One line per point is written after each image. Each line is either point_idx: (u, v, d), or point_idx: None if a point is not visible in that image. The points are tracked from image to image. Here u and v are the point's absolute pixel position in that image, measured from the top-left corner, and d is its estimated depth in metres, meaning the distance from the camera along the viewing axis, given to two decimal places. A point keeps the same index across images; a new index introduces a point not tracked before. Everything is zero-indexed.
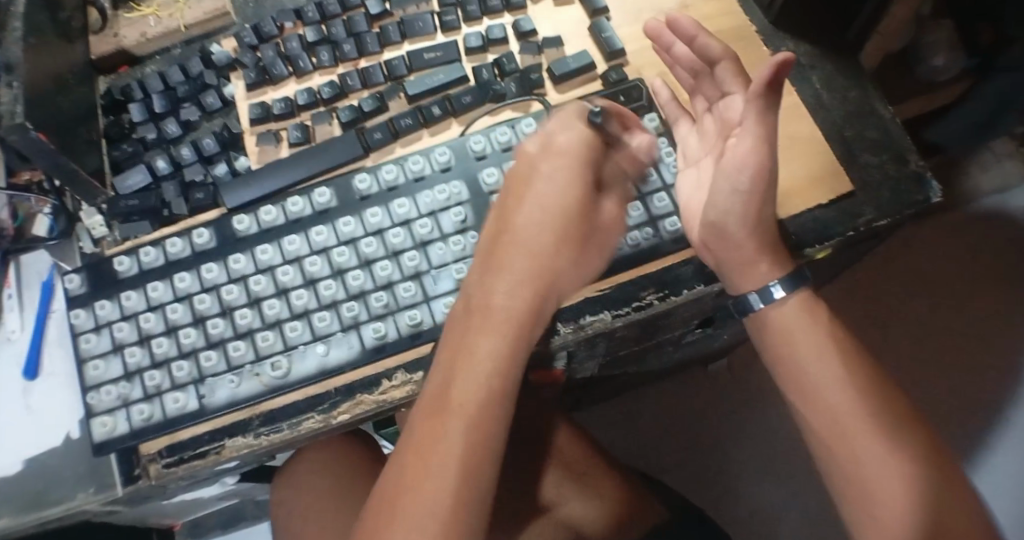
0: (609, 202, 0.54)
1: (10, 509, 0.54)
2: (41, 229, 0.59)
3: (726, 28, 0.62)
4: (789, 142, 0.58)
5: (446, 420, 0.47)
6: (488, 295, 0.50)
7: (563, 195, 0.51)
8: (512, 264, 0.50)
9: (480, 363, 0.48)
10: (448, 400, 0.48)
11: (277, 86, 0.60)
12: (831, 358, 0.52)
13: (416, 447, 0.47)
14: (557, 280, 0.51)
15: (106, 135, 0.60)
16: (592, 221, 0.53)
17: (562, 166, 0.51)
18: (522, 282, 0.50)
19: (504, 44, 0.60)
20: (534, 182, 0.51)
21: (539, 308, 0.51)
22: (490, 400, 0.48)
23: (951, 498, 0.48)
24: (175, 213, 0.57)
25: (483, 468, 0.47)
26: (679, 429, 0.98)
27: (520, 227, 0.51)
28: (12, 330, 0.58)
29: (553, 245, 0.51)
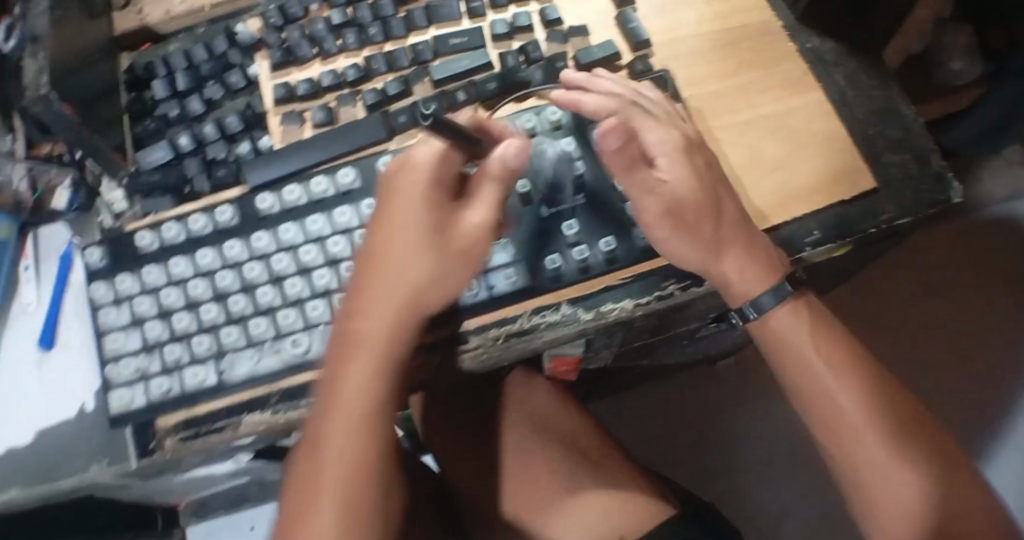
0: (477, 212, 0.48)
1: (24, 481, 0.55)
2: (60, 202, 0.59)
3: (750, 24, 0.61)
4: (811, 138, 0.58)
5: (319, 451, 0.46)
6: (355, 327, 0.47)
7: (414, 215, 0.47)
8: (375, 291, 0.47)
9: (348, 394, 0.46)
10: (322, 426, 0.46)
11: (301, 67, 0.60)
12: (823, 372, 0.53)
13: (298, 481, 0.47)
14: (424, 303, 0.48)
15: (129, 111, 0.59)
16: (453, 233, 0.48)
17: (412, 187, 0.47)
18: (383, 306, 0.47)
19: (529, 32, 0.59)
20: (390, 206, 0.47)
21: (399, 334, 0.47)
22: (361, 426, 0.46)
23: (952, 497, 0.50)
24: (196, 189, 0.57)
25: (366, 491, 0.46)
26: (687, 429, 0.98)
27: (380, 250, 0.47)
28: (29, 302, 0.58)
29: (413, 265, 0.47)
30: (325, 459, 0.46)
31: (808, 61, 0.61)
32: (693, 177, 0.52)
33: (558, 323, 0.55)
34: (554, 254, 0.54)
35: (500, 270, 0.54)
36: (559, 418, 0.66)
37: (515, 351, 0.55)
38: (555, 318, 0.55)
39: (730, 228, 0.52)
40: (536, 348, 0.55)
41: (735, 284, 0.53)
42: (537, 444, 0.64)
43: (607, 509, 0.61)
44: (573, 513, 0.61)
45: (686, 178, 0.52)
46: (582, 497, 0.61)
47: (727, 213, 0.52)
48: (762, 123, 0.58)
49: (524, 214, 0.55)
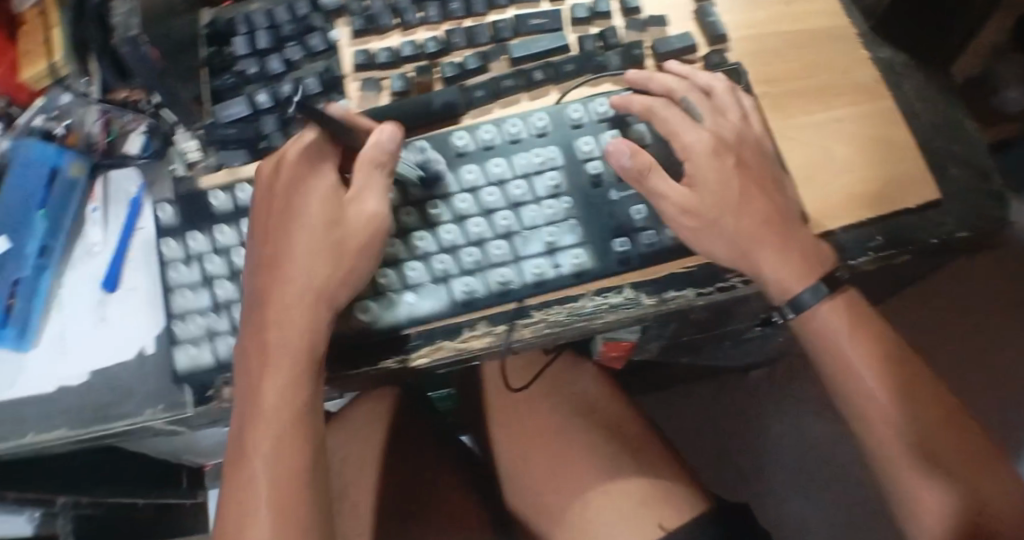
0: (368, 203, 0.51)
1: (73, 419, 0.55)
2: (134, 147, 0.61)
3: (829, 27, 0.61)
4: (880, 143, 0.58)
5: (248, 461, 0.47)
6: (264, 331, 0.49)
7: (315, 220, 0.51)
8: (282, 299, 0.49)
9: (267, 394, 0.47)
10: (249, 433, 0.47)
11: (381, 36, 0.60)
12: (861, 373, 0.52)
13: (232, 481, 0.47)
14: (330, 297, 0.50)
15: (208, 65, 0.59)
16: (345, 228, 0.51)
17: (291, 185, 0.51)
18: (290, 313, 0.49)
19: (608, 18, 0.60)
20: (284, 216, 0.50)
21: (308, 328, 0.49)
22: (286, 430, 0.47)
23: (988, 500, 0.50)
24: (271, 146, 0.57)
25: (302, 490, 0.47)
26: (710, 434, 1.00)
27: (281, 259, 0.50)
28: (95, 243, 0.59)
29: (313, 267, 0.50)
30: (255, 469, 0.47)
31: (879, 69, 0.61)
32: (717, 177, 0.54)
33: (620, 306, 0.55)
34: (623, 237, 0.55)
35: (568, 250, 0.54)
36: (605, 404, 0.68)
37: (576, 328, 0.55)
38: (618, 301, 0.55)
39: (758, 227, 0.53)
40: (594, 328, 0.56)
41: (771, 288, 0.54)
42: (578, 428, 0.65)
43: (646, 497, 0.61)
44: (605, 499, 0.62)
45: (709, 177, 0.54)
46: (621, 484, 0.62)
47: (756, 212, 0.54)
48: (832, 125, 0.59)
49: (593, 197, 0.55)
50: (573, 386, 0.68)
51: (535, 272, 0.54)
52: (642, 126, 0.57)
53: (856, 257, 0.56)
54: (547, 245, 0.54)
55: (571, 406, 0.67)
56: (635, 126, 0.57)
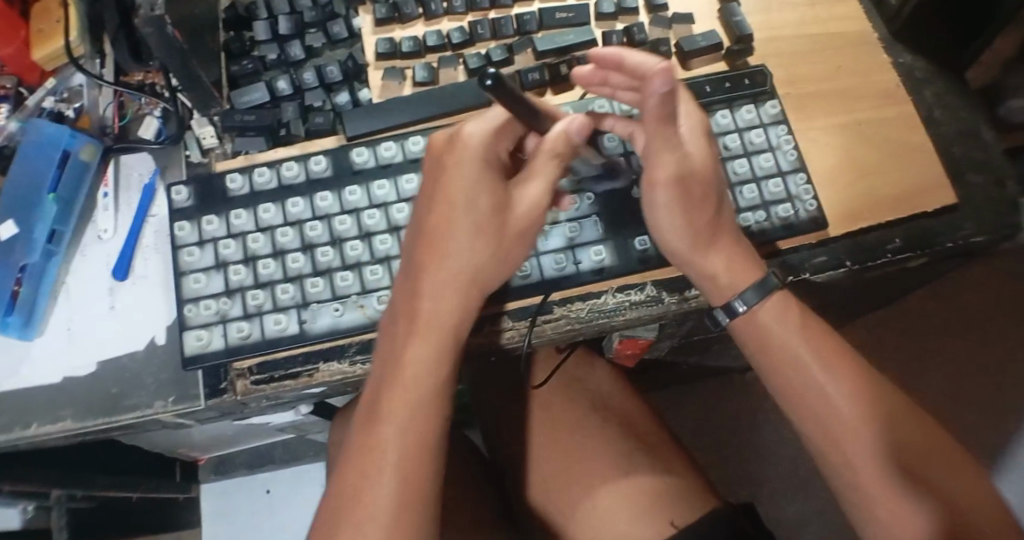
0: (534, 186, 0.48)
1: (80, 410, 0.53)
2: (149, 131, 0.59)
3: (848, 32, 0.63)
4: (898, 147, 0.59)
5: (379, 426, 0.46)
6: (418, 305, 0.47)
7: (484, 199, 0.47)
8: (439, 274, 0.47)
9: (413, 369, 0.47)
10: (383, 406, 0.46)
11: (405, 26, 0.60)
12: (807, 364, 0.53)
13: (354, 452, 0.46)
14: (485, 277, 0.48)
15: (227, 49, 0.58)
16: (511, 212, 0.48)
17: (466, 156, 0.47)
18: (448, 288, 0.47)
19: (634, 15, 0.60)
20: (449, 185, 0.47)
21: (463, 306, 0.48)
22: (423, 401, 0.47)
23: (938, 474, 0.51)
24: (292, 134, 0.57)
25: (427, 465, 0.46)
26: (710, 434, 1.01)
27: (441, 231, 0.47)
28: (106, 229, 0.58)
29: (475, 246, 0.47)
30: (385, 438, 0.46)
31: (900, 75, 0.62)
32: (711, 158, 0.51)
33: (640, 303, 0.54)
34: (644, 235, 0.54)
35: (589, 247, 0.54)
36: (624, 403, 0.69)
37: (597, 325, 0.54)
38: (639, 297, 0.55)
39: (727, 219, 0.52)
40: (615, 327, 0.55)
41: (723, 279, 0.52)
42: (598, 423, 0.66)
43: (658, 489, 0.62)
44: (614, 491, 0.62)
45: (703, 157, 0.51)
46: (636, 480, 0.62)
47: (726, 204, 0.52)
48: (851, 129, 0.60)
49: (615, 193, 0.55)
50: (600, 387, 0.69)
51: (555, 267, 0.54)
52: None
53: (879, 254, 0.56)
54: (568, 240, 0.54)
55: (587, 402, 0.67)
56: None
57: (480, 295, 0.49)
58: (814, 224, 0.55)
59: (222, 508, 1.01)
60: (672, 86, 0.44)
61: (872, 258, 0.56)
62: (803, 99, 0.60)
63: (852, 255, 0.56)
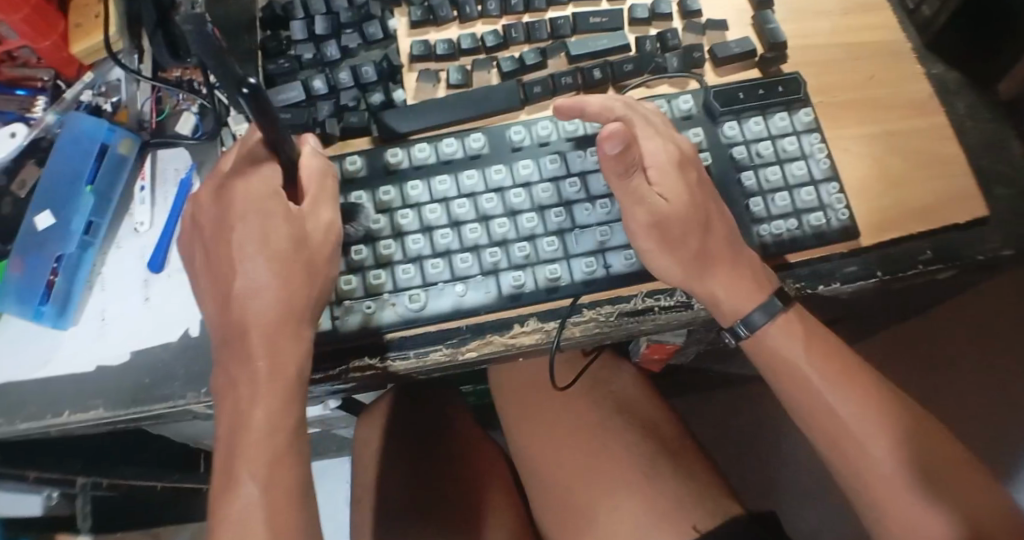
0: (325, 214, 0.51)
1: (111, 400, 0.54)
2: (186, 127, 0.61)
3: (880, 41, 0.63)
4: (929, 158, 0.59)
5: (240, 477, 0.47)
6: (245, 366, 0.48)
7: (278, 236, 0.49)
8: (254, 329, 0.48)
9: (256, 425, 0.48)
10: (236, 467, 0.47)
11: (440, 28, 0.61)
12: (814, 383, 0.54)
13: (219, 516, 0.47)
14: (302, 314, 0.49)
15: (263, 48, 0.58)
16: (309, 245, 0.50)
17: (252, 210, 0.49)
18: (273, 338, 0.48)
19: (667, 20, 0.61)
20: (244, 242, 0.49)
21: (292, 352, 0.49)
22: (279, 449, 0.48)
23: (952, 489, 0.52)
24: (327, 132, 0.57)
25: (296, 505, 0.48)
26: (729, 439, 1.01)
27: (247, 288, 0.48)
28: (141, 222, 0.58)
29: (281, 291, 0.48)
30: (246, 494, 0.47)
31: (932, 85, 0.62)
32: (685, 191, 0.53)
33: (673, 308, 0.55)
34: None
35: (619, 251, 0.54)
36: (647, 407, 0.69)
37: (627, 328, 0.55)
38: (671, 303, 0.55)
39: (719, 244, 0.53)
40: (643, 331, 0.56)
41: (724, 306, 0.54)
42: (617, 428, 0.66)
43: (674, 497, 0.62)
44: (630, 499, 0.62)
45: (676, 192, 0.53)
46: (652, 487, 0.62)
47: (717, 230, 0.53)
48: (882, 139, 0.60)
49: None
50: (624, 391, 0.69)
51: (585, 270, 0.54)
52: (698, 130, 0.57)
53: (908, 266, 0.56)
54: (599, 244, 0.54)
55: (610, 405, 0.68)
56: (691, 129, 0.57)
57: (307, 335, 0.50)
58: (844, 234, 0.55)
59: None
60: (621, 146, 0.48)
61: (902, 269, 0.56)
62: (835, 108, 0.61)
63: (884, 265, 0.56)
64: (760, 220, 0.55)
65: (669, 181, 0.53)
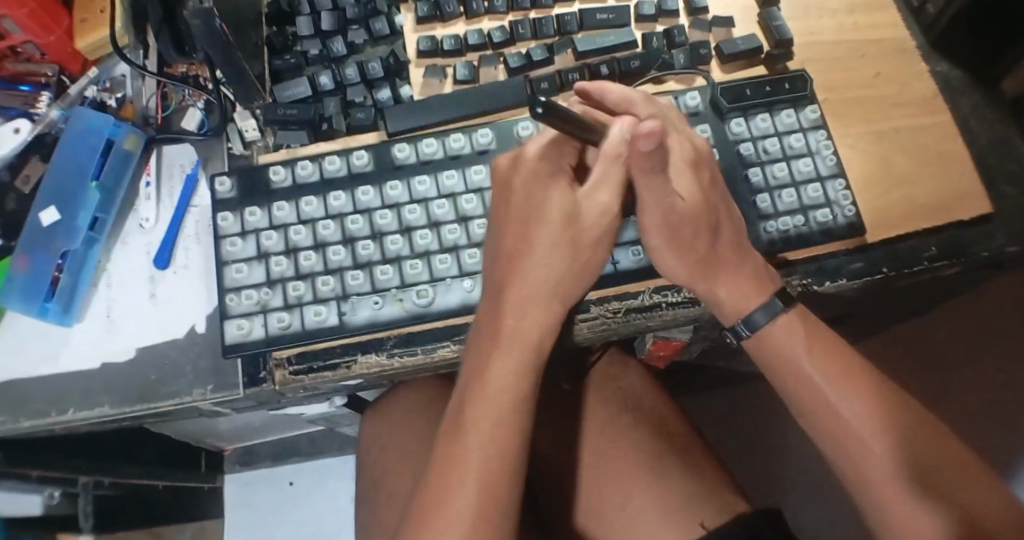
0: (602, 196, 0.50)
1: (117, 396, 0.54)
2: (192, 123, 0.61)
3: (885, 39, 0.63)
4: (934, 155, 0.59)
5: (464, 436, 0.47)
6: (501, 322, 0.49)
7: (554, 209, 0.50)
8: (518, 291, 0.49)
9: (497, 381, 0.48)
10: (468, 418, 0.47)
11: (446, 24, 0.61)
12: (817, 381, 0.55)
13: (437, 466, 0.47)
14: (562, 288, 0.50)
15: (269, 44, 0.58)
16: (583, 223, 0.50)
17: (532, 178, 0.50)
18: (531, 304, 0.49)
19: (673, 17, 0.61)
20: (521, 207, 0.50)
21: (548, 321, 0.50)
22: (510, 411, 0.48)
23: (957, 488, 0.52)
24: (334, 128, 0.57)
25: (509, 474, 0.47)
26: (733, 437, 1.01)
27: (519, 250, 0.50)
28: (147, 218, 0.58)
29: (550, 261, 0.50)
30: (469, 446, 0.46)
31: (936, 83, 0.62)
32: (698, 191, 0.52)
33: (678, 304, 0.55)
34: None
35: (628, 247, 0.55)
36: (654, 404, 0.69)
37: (634, 324, 0.55)
38: (676, 300, 0.55)
39: (725, 245, 0.53)
40: (651, 327, 0.56)
41: (727, 306, 0.54)
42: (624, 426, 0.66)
43: (678, 495, 0.62)
44: (634, 498, 0.62)
45: (691, 190, 0.51)
46: (656, 486, 0.62)
47: (725, 232, 0.53)
48: (886, 136, 0.60)
49: None
50: (632, 389, 0.70)
51: None
52: (705, 126, 0.57)
53: (912, 262, 0.56)
54: None
55: (618, 400, 0.68)
56: (698, 125, 0.58)
57: (562, 308, 0.50)
58: (851, 230, 0.56)
59: (247, 499, 1.02)
60: (654, 145, 0.46)
61: (907, 266, 0.56)
62: (840, 105, 0.61)
63: (889, 262, 0.56)
64: (767, 217, 0.55)
65: (685, 177, 0.52)
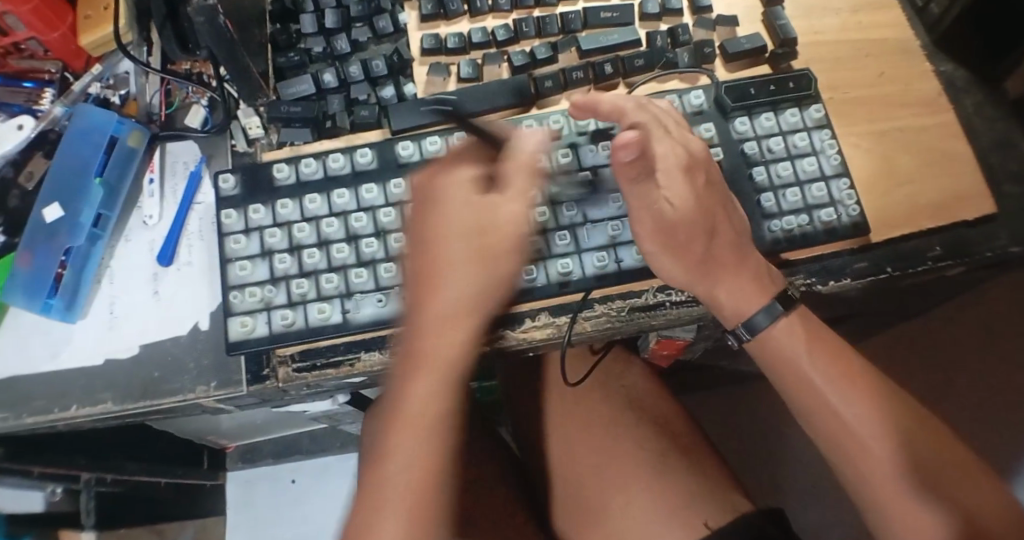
0: (517, 203, 0.48)
1: (120, 393, 0.54)
2: (195, 120, 0.60)
3: (889, 38, 0.63)
4: (937, 155, 0.59)
5: (386, 463, 0.45)
6: (417, 342, 0.46)
7: (467, 220, 0.47)
8: (430, 308, 0.46)
9: (415, 405, 0.45)
10: (389, 442, 0.46)
11: (450, 22, 0.61)
12: (817, 384, 0.54)
13: (365, 493, 0.46)
14: (479, 301, 0.47)
15: (273, 41, 0.58)
16: (497, 232, 0.47)
17: (444, 192, 0.48)
18: (447, 320, 0.46)
19: (677, 16, 0.61)
20: (434, 222, 0.47)
21: (464, 337, 0.46)
22: (432, 433, 0.45)
23: (957, 492, 0.52)
24: (337, 125, 0.57)
25: (434, 497, 0.45)
26: (735, 437, 1.01)
27: (432, 268, 0.47)
28: (151, 215, 0.58)
29: (458, 273, 0.46)
30: (390, 472, 0.45)
31: (940, 83, 0.62)
32: (690, 196, 0.52)
33: (678, 303, 0.55)
34: None
35: (631, 245, 0.54)
36: (656, 403, 0.69)
37: (637, 324, 0.55)
38: (677, 298, 0.55)
39: (723, 248, 0.53)
40: (654, 326, 0.56)
41: (731, 306, 0.54)
42: (625, 427, 0.66)
43: (679, 497, 0.62)
44: (634, 500, 0.62)
45: (683, 196, 0.51)
46: (656, 487, 0.62)
47: (723, 234, 0.53)
48: (890, 136, 0.60)
49: None
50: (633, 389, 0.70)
51: (597, 265, 0.54)
52: (709, 124, 0.57)
53: (915, 263, 0.56)
54: (611, 238, 0.54)
55: (622, 400, 0.68)
56: (702, 124, 0.58)
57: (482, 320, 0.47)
58: (856, 229, 0.55)
59: (248, 497, 1.02)
60: (631, 157, 0.48)
61: (910, 266, 0.56)
62: (844, 104, 0.61)
63: (893, 261, 0.56)
64: (770, 216, 0.55)
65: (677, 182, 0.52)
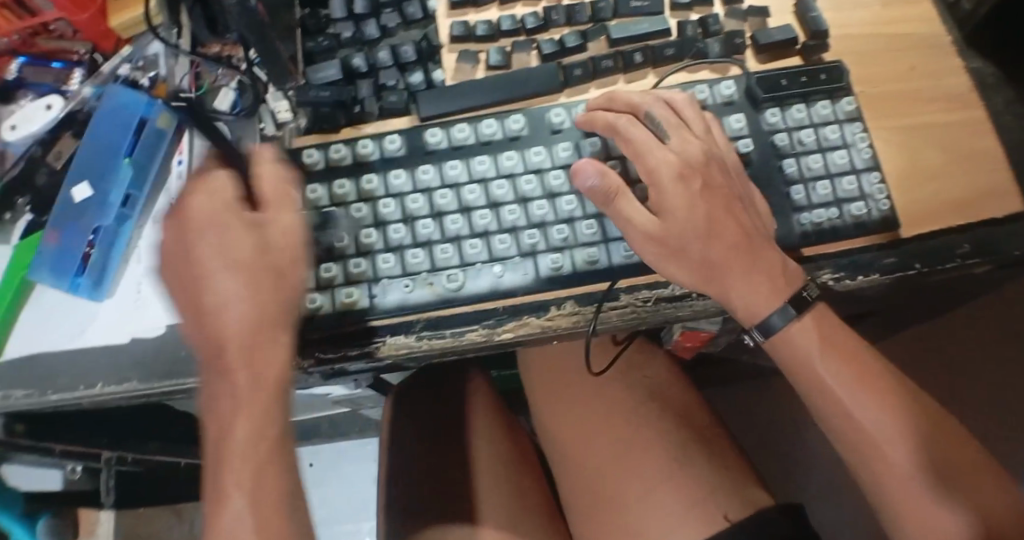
0: (285, 214, 0.49)
1: (146, 370, 0.54)
2: (225, 103, 0.60)
3: (922, 32, 0.62)
4: (967, 151, 0.58)
5: (226, 501, 0.44)
6: (224, 377, 0.46)
7: (242, 245, 0.47)
8: (224, 338, 0.46)
9: (239, 437, 0.45)
10: (221, 483, 0.45)
11: (479, 10, 0.61)
12: (831, 387, 0.54)
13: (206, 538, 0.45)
14: (278, 320, 0.47)
15: (302, 25, 0.58)
16: (272, 250, 0.48)
17: (209, 220, 0.47)
18: (252, 345, 0.46)
19: (708, 6, 0.60)
20: (207, 253, 0.46)
21: (276, 358, 0.47)
22: (263, 460, 0.46)
23: (974, 494, 0.52)
24: (366, 111, 0.57)
25: (286, 518, 0.45)
26: (752, 434, 1.01)
27: (216, 301, 0.46)
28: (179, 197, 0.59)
29: (250, 299, 0.46)
30: (236, 508, 0.44)
31: (972, 78, 0.61)
32: (684, 204, 0.53)
33: (697, 298, 0.55)
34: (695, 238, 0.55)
35: None
36: (676, 397, 0.69)
37: (662, 315, 0.55)
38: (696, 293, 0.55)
39: (721, 254, 0.53)
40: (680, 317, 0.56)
41: (755, 300, 0.53)
42: (639, 423, 0.66)
43: (693, 494, 0.62)
44: (647, 497, 0.62)
45: (676, 205, 0.53)
46: (669, 485, 0.62)
47: (722, 237, 0.53)
48: (920, 131, 0.59)
49: None
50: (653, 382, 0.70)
51: (624, 254, 0.54)
52: (740, 116, 0.57)
53: (944, 260, 0.56)
54: None
55: (643, 391, 0.69)
56: (732, 115, 0.57)
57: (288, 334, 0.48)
58: (884, 224, 0.55)
59: None
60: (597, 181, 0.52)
61: (940, 263, 0.56)
62: (874, 98, 0.60)
63: (921, 258, 0.56)
64: (800, 209, 0.55)
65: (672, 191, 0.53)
